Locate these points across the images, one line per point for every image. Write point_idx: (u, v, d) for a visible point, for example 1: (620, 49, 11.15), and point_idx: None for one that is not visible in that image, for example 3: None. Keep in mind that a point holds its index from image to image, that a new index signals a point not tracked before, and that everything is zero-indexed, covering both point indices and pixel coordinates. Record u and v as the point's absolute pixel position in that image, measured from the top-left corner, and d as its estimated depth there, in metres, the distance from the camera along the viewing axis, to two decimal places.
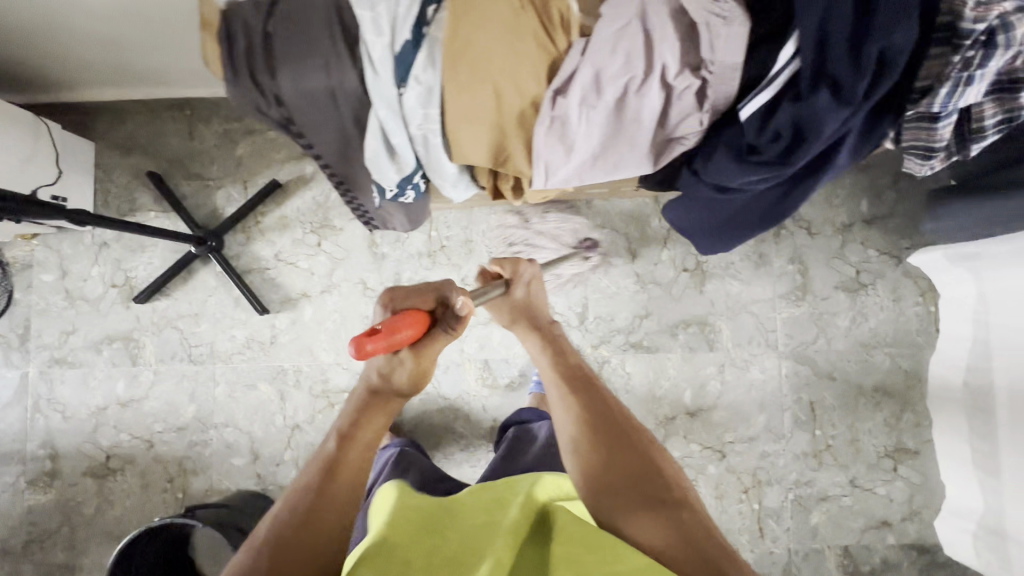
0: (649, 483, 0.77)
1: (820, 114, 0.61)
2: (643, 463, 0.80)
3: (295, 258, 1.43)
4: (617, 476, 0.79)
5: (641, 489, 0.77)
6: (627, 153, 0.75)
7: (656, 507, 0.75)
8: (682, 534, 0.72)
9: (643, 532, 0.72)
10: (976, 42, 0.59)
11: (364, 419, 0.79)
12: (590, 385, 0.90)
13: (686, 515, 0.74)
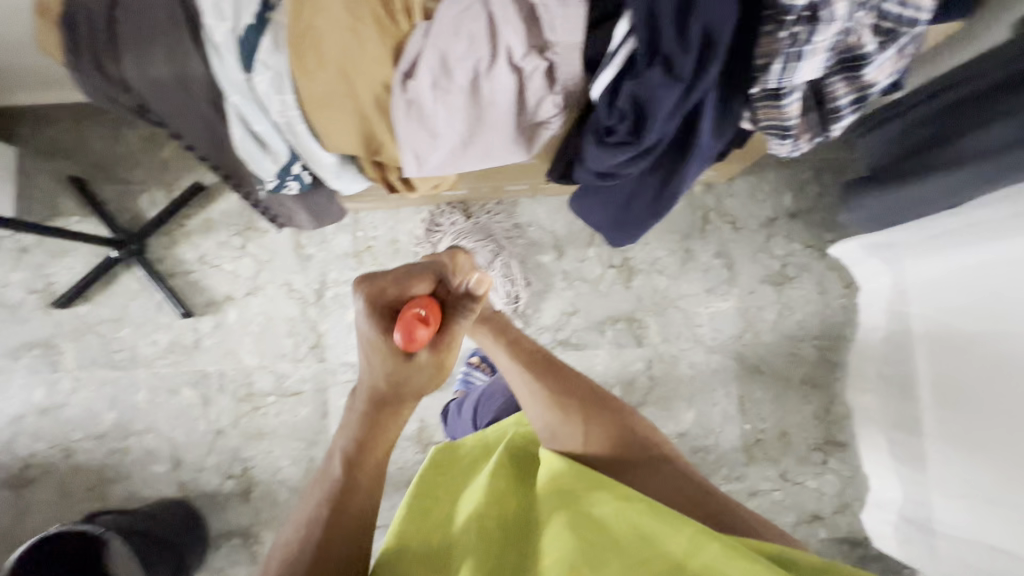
0: (636, 449, 0.82)
1: (656, 92, 0.62)
2: (620, 425, 0.85)
3: (220, 260, 1.42)
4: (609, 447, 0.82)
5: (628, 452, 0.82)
6: (495, 138, 0.76)
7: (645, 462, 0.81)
8: (676, 480, 0.79)
9: (644, 485, 0.78)
10: (801, 17, 0.60)
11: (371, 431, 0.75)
12: (554, 365, 0.90)
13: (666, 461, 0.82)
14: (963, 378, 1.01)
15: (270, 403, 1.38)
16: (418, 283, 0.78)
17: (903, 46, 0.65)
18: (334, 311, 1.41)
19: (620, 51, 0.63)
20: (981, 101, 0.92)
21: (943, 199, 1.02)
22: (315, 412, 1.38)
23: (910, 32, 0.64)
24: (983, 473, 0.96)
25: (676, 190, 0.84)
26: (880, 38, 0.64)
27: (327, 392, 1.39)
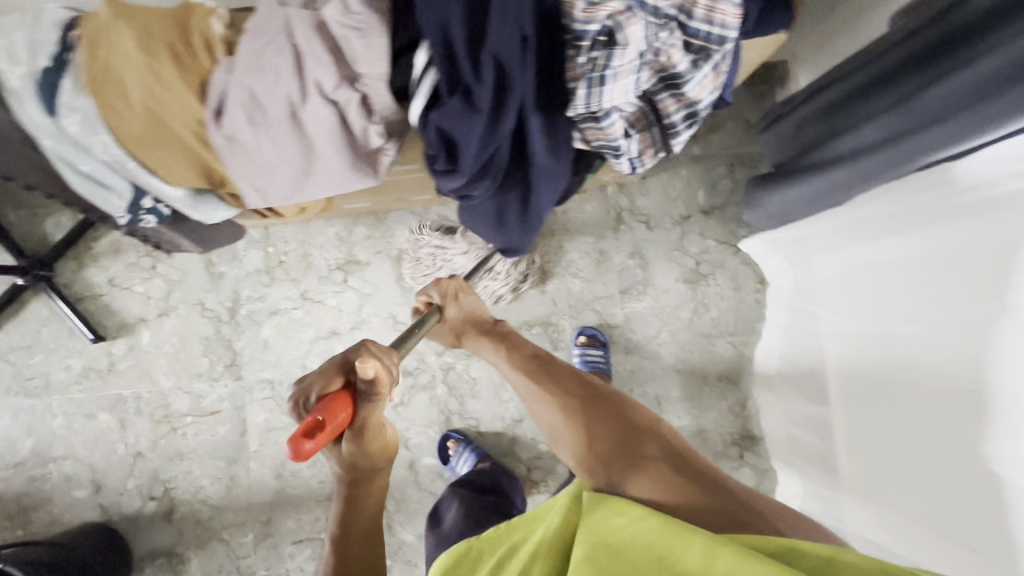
0: (639, 442, 0.79)
1: (459, 122, 0.61)
2: (627, 423, 0.83)
3: (130, 282, 1.40)
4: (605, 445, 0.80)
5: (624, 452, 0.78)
6: (334, 166, 0.74)
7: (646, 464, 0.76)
8: (680, 483, 0.72)
9: (646, 493, 0.71)
10: (598, 42, 0.59)
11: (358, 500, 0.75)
12: (548, 370, 0.94)
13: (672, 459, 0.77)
14: (867, 380, 0.98)
15: (188, 423, 1.38)
16: (333, 377, 0.69)
17: (717, 64, 0.65)
18: (248, 328, 1.40)
19: (423, 81, 0.62)
20: (858, 100, 0.92)
21: (831, 197, 1.00)
22: (234, 429, 1.39)
23: (720, 50, 0.63)
24: (877, 471, 0.95)
25: (537, 215, 0.83)
26: (693, 56, 0.64)
27: (245, 410, 1.39)
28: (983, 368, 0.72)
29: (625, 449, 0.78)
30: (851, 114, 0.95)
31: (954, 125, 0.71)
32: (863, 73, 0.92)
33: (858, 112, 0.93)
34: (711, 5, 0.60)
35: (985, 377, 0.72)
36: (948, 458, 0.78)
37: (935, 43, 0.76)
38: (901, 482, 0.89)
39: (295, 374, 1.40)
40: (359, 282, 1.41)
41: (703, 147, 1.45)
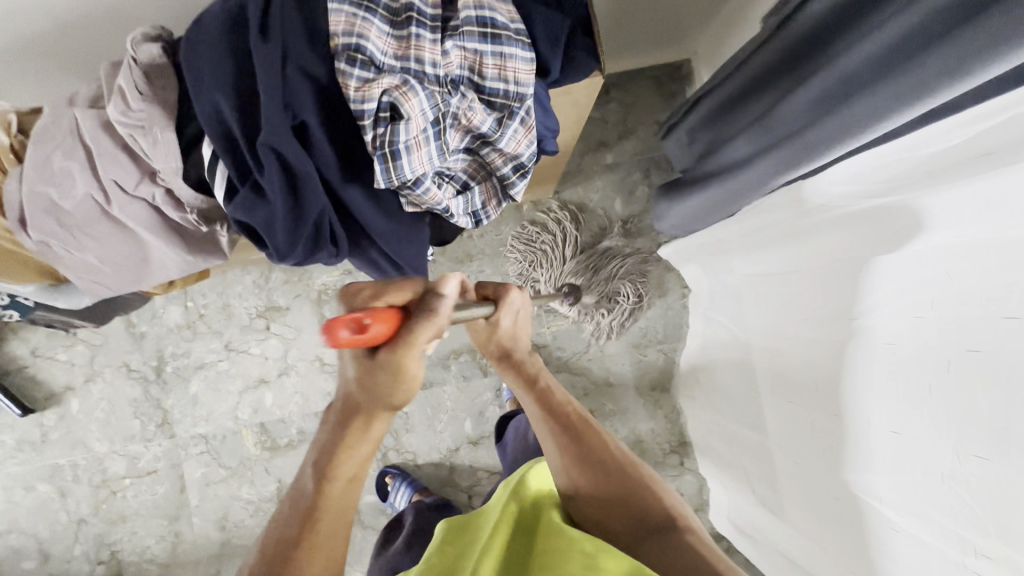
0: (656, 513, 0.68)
1: (253, 213, 0.59)
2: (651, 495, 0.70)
3: (52, 351, 1.39)
4: (613, 508, 0.68)
5: (643, 519, 0.68)
6: (169, 254, 0.73)
7: (660, 540, 0.65)
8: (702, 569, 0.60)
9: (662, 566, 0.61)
10: (382, 118, 0.57)
11: (348, 445, 0.58)
12: (584, 423, 0.76)
13: (696, 543, 0.64)
14: (757, 404, 0.94)
15: (126, 485, 1.38)
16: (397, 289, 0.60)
17: (526, 118, 0.62)
18: (175, 386, 1.40)
19: (214, 173, 0.60)
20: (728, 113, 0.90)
21: (726, 208, 0.97)
22: (174, 487, 1.39)
23: (523, 105, 0.60)
24: (767, 497, 0.91)
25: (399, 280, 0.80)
26: (497, 113, 0.61)
27: (181, 466, 1.39)
28: (845, 394, 0.69)
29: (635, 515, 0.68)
30: (725, 125, 0.92)
31: (815, 135, 0.67)
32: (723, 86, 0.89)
33: (732, 124, 0.89)
34: (499, 63, 0.57)
35: (847, 403, 0.69)
36: (822, 486, 0.75)
37: (782, 54, 0.73)
38: (790, 509, 0.84)
39: (228, 426, 1.39)
40: (282, 328, 1.40)
41: (616, 155, 1.42)
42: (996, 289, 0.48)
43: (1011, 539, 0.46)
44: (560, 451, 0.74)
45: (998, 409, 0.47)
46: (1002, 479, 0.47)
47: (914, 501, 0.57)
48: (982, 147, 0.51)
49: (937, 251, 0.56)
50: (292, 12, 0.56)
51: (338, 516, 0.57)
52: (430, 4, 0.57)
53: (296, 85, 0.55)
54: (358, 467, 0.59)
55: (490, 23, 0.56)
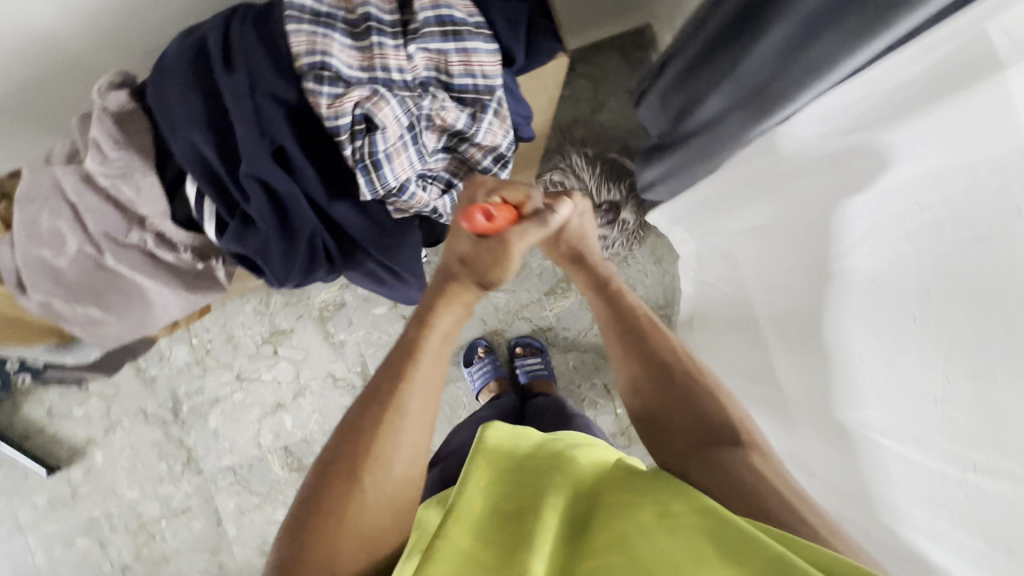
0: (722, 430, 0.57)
1: (243, 245, 0.60)
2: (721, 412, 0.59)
3: (67, 408, 1.41)
4: (674, 420, 0.60)
5: (706, 424, 0.58)
6: (169, 297, 0.73)
7: (718, 454, 0.55)
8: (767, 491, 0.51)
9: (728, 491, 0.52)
10: (358, 131, 0.57)
11: (439, 305, 0.57)
12: (652, 324, 0.66)
13: (766, 472, 0.53)
14: (745, 357, 0.93)
15: (163, 526, 1.40)
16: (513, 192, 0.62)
17: (499, 109, 0.62)
18: (195, 423, 1.41)
19: (201, 210, 0.60)
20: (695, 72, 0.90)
21: (705, 165, 0.96)
22: (210, 521, 1.41)
23: (494, 97, 0.61)
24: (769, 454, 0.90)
25: (396, 286, 0.80)
26: (469, 109, 0.62)
27: (214, 500, 1.41)
28: (828, 335, 0.69)
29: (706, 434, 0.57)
30: (694, 84, 0.91)
31: (791, 75, 0.68)
32: (688, 46, 0.87)
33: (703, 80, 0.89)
34: (465, 59, 0.58)
35: (830, 344, 0.68)
36: (819, 432, 0.73)
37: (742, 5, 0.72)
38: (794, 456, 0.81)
39: (253, 454, 1.41)
40: (290, 350, 1.41)
41: (592, 130, 1.42)
42: (967, 209, 0.49)
43: (1011, 448, 0.45)
44: (627, 355, 0.65)
45: (980, 323, 0.48)
46: (991, 397, 0.47)
47: (911, 430, 0.56)
48: (944, 76, 0.53)
49: (906, 182, 0.57)
50: (252, 40, 0.56)
51: (426, 409, 0.53)
52: (387, 10, 0.57)
53: (268, 111, 0.56)
54: (443, 342, 0.56)
55: (449, 21, 0.56)
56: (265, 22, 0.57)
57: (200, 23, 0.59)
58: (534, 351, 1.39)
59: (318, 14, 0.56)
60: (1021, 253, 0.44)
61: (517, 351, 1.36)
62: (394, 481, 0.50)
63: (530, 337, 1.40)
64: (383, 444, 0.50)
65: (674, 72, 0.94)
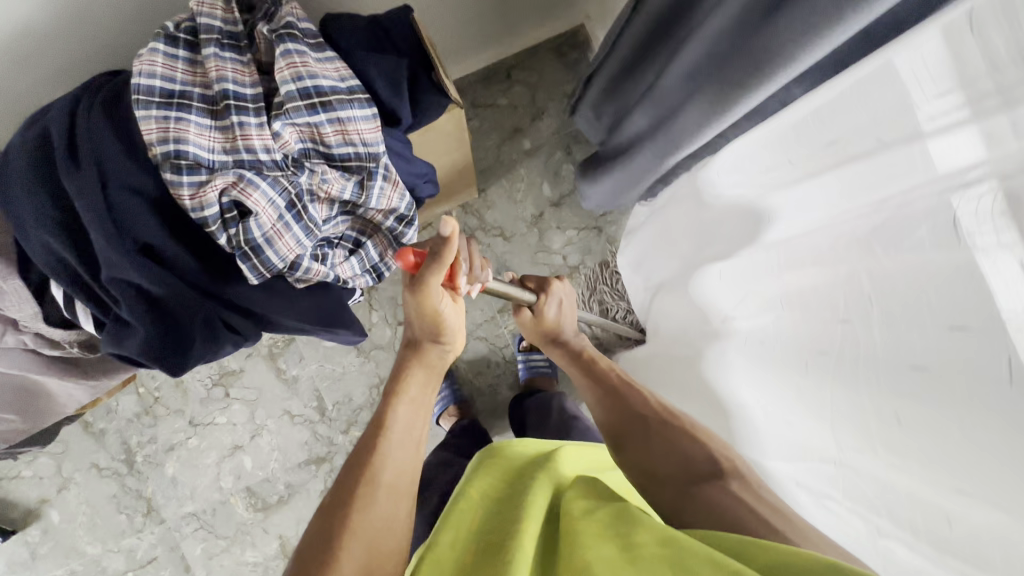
0: (694, 460, 0.56)
1: (126, 347, 0.56)
2: (693, 446, 0.58)
3: (16, 470, 1.36)
4: (658, 459, 0.58)
5: (685, 464, 0.56)
6: (70, 385, 0.69)
7: (702, 488, 0.52)
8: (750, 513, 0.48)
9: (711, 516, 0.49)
10: (229, 218, 0.53)
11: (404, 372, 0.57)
12: (625, 384, 0.70)
13: (745, 496, 0.50)
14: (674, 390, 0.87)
15: None
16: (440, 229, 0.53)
17: (388, 174, 0.58)
18: (151, 473, 1.37)
19: (77, 313, 0.56)
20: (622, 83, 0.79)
21: (623, 190, 0.87)
22: (178, 569, 1.38)
23: (379, 163, 0.57)
24: None
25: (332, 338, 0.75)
26: (356, 177, 0.57)
27: (180, 547, 1.37)
28: (725, 384, 0.70)
29: (681, 465, 0.56)
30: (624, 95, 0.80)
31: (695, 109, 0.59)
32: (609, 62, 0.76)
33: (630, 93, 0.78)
34: (340, 129, 0.54)
35: (732, 397, 0.69)
36: None
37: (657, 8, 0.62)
38: None
39: (215, 498, 1.38)
40: (242, 391, 1.38)
41: (534, 139, 1.36)
42: (845, 281, 0.49)
43: (908, 522, 0.44)
44: (606, 409, 0.68)
45: (865, 408, 0.46)
46: (881, 472, 0.46)
47: (819, 488, 0.55)
48: (823, 117, 0.48)
49: (800, 246, 0.55)
50: (102, 129, 0.51)
51: (404, 467, 0.50)
52: (247, 82, 0.53)
53: (127, 207, 0.51)
54: (415, 408, 0.54)
55: (314, 91, 0.52)
56: (116, 105, 0.52)
57: (44, 110, 0.54)
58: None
59: (170, 93, 0.51)
60: (882, 345, 0.45)
61: (524, 343, 1.31)
62: (373, 541, 0.45)
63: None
64: (363, 512, 0.45)
65: (600, 86, 0.83)
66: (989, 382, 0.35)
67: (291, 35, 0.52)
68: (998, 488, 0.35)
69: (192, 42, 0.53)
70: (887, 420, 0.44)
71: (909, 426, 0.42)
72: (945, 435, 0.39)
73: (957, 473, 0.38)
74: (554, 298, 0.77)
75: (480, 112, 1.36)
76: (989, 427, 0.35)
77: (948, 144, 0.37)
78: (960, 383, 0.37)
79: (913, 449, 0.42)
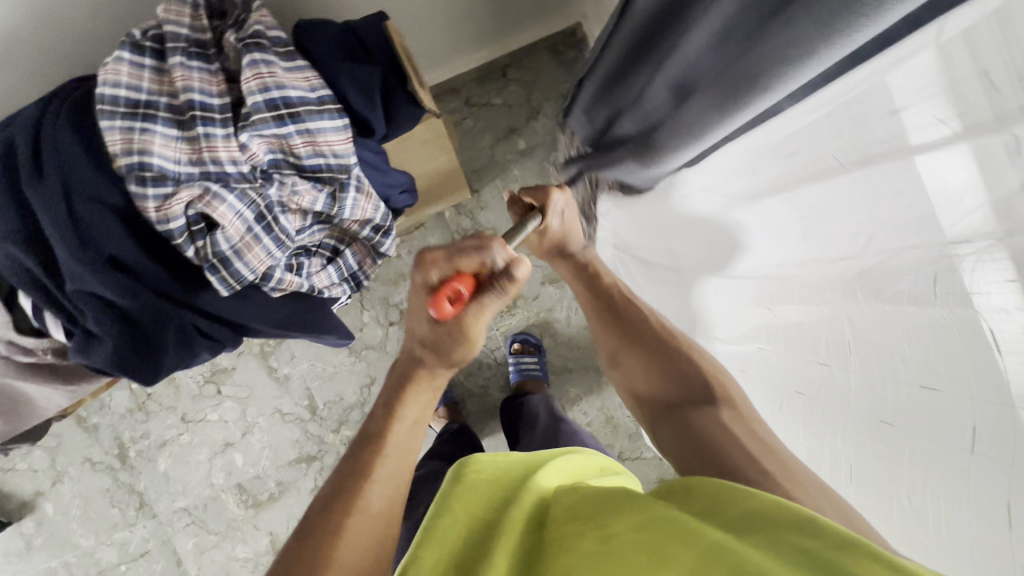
0: (689, 390, 0.54)
1: (98, 359, 0.56)
2: (691, 374, 0.56)
3: (11, 463, 1.37)
4: (661, 387, 0.57)
5: (683, 384, 0.55)
6: (47, 391, 0.69)
7: (696, 417, 0.51)
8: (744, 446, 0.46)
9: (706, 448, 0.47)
10: (197, 231, 0.53)
11: (406, 395, 0.52)
12: (625, 299, 0.66)
13: (735, 425, 0.48)
14: None
15: (123, 571, 1.39)
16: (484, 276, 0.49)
17: (360, 185, 0.58)
18: (143, 468, 1.38)
19: (47, 324, 0.55)
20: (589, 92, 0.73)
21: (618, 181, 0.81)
22: (169, 563, 1.39)
23: (351, 175, 0.56)
24: None
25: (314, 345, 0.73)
26: (328, 188, 0.57)
27: (172, 542, 1.39)
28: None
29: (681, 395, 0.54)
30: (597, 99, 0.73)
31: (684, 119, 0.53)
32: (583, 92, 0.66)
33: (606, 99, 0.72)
34: (309, 141, 0.53)
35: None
36: None
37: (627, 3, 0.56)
38: None
39: (207, 494, 1.39)
40: (234, 388, 1.38)
41: (529, 139, 1.33)
42: (828, 323, 0.48)
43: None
44: (605, 326, 0.65)
45: (857, 448, 0.44)
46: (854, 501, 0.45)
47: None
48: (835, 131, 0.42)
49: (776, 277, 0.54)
50: (67, 139, 0.50)
51: (395, 487, 0.48)
52: (215, 92, 0.52)
53: (91, 219, 0.51)
54: (416, 430, 0.52)
55: (282, 102, 0.51)
56: (83, 113, 0.51)
57: (13, 117, 0.53)
58: (532, 349, 1.30)
59: (135, 103, 0.50)
60: (853, 391, 0.45)
61: (514, 347, 1.29)
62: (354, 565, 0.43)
63: (526, 334, 1.32)
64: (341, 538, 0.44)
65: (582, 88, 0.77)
66: (953, 446, 0.35)
67: (259, 44, 0.51)
68: (948, 560, 0.35)
69: (159, 50, 0.52)
70: (854, 468, 0.45)
71: (866, 483, 0.43)
72: (901, 497, 0.39)
73: (909, 539, 0.38)
74: (556, 211, 0.65)
75: (475, 110, 1.33)
76: (995, 502, 0.32)
77: (933, 172, 0.35)
78: (934, 443, 0.36)
79: (904, 500, 0.39)
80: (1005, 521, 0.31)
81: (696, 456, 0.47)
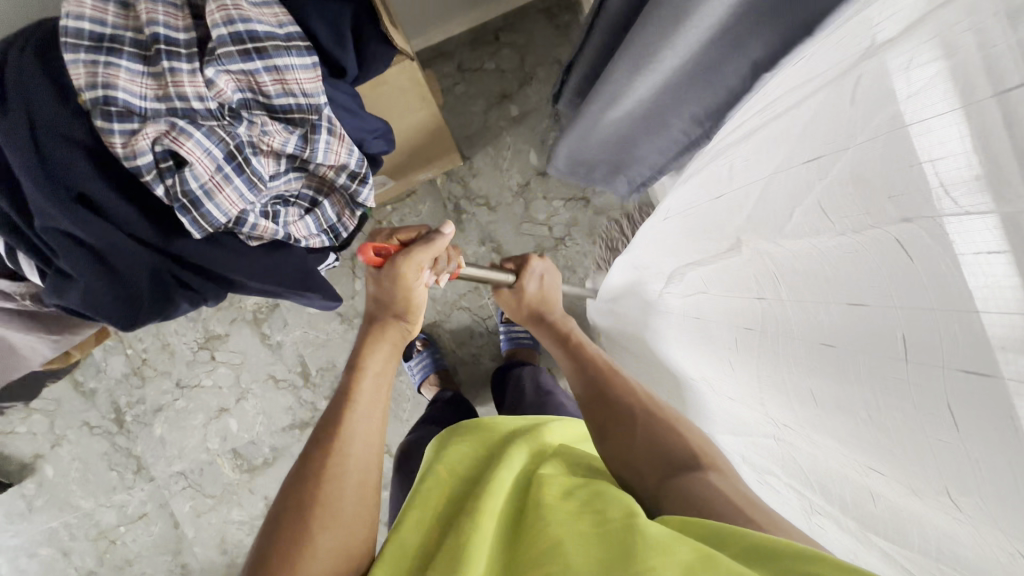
0: (672, 449, 0.51)
1: (72, 304, 0.56)
2: (673, 442, 0.52)
3: (11, 425, 1.39)
4: (636, 448, 0.52)
5: (664, 455, 0.50)
6: (29, 341, 0.69)
7: (685, 478, 0.47)
8: (725, 505, 0.43)
9: (692, 501, 0.44)
10: (166, 168, 0.52)
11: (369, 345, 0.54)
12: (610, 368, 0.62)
13: (722, 488, 0.45)
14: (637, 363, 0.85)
15: (122, 533, 1.41)
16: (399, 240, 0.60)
17: (333, 128, 0.57)
18: (140, 432, 1.40)
19: (24, 265, 0.56)
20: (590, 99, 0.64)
21: (623, 167, 0.80)
22: (167, 525, 1.41)
23: (322, 116, 0.55)
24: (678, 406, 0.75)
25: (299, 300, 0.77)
26: (299, 130, 0.56)
27: (169, 505, 1.41)
28: (684, 365, 0.70)
29: (658, 456, 0.50)
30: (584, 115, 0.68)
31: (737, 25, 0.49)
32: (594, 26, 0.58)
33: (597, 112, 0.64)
34: (278, 79, 0.52)
35: (700, 370, 0.66)
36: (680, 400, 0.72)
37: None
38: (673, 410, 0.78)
39: (203, 458, 1.41)
40: (227, 355, 1.39)
41: (521, 105, 1.30)
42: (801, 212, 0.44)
43: (837, 499, 0.45)
44: (589, 398, 0.60)
45: (855, 389, 0.39)
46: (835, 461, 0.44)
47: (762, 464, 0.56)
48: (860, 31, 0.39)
49: (759, 240, 0.51)
50: (32, 72, 0.50)
51: (372, 439, 0.48)
52: (180, 27, 0.51)
53: (58, 156, 0.50)
54: (381, 380, 0.53)
55: (248, 36, 0.50)
56: (52, 50, 0.51)
57: None
58: None
59: (100, 37, 0.49)
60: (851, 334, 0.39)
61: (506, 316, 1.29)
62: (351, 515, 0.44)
63: None
64: (330, 490, 0.44)
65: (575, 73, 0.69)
66: (954, 377, 0.31)
67: None
68: (905, 471, 0.36)
69: None
70: (819, 390, 0.43)
71: (872, 415, 0.38)
72: (857, 411, 0.39)
73: (910, 468, 0.36)
74: (533, 274, 0.74)
75: (466, 76, 1.31)
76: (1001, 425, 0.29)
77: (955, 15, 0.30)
78: (936, 371, 0.32)
79: (886, 446, 0.37)
80: (950, 422, 0.32)
81: (677, 502, 0.44)
